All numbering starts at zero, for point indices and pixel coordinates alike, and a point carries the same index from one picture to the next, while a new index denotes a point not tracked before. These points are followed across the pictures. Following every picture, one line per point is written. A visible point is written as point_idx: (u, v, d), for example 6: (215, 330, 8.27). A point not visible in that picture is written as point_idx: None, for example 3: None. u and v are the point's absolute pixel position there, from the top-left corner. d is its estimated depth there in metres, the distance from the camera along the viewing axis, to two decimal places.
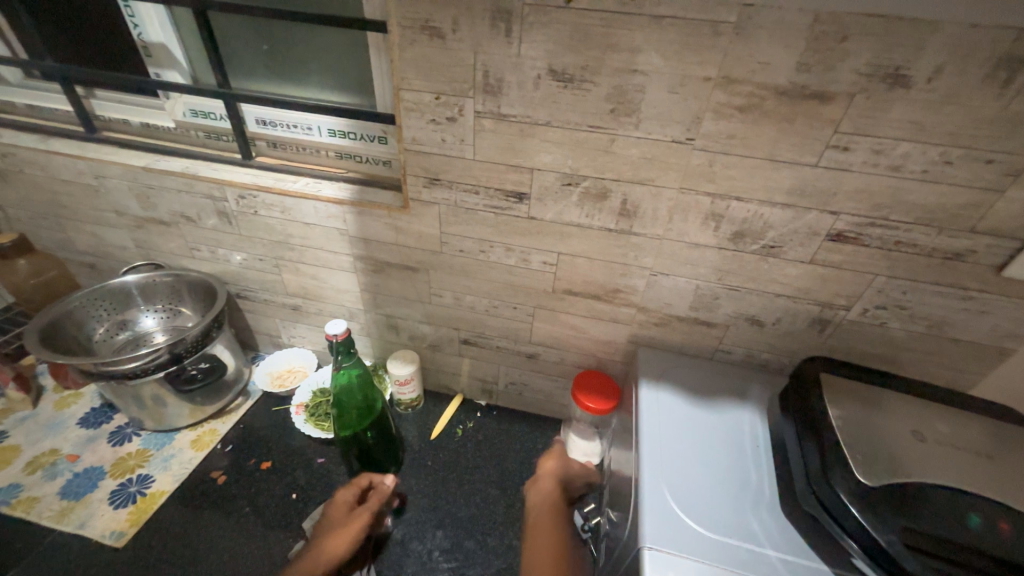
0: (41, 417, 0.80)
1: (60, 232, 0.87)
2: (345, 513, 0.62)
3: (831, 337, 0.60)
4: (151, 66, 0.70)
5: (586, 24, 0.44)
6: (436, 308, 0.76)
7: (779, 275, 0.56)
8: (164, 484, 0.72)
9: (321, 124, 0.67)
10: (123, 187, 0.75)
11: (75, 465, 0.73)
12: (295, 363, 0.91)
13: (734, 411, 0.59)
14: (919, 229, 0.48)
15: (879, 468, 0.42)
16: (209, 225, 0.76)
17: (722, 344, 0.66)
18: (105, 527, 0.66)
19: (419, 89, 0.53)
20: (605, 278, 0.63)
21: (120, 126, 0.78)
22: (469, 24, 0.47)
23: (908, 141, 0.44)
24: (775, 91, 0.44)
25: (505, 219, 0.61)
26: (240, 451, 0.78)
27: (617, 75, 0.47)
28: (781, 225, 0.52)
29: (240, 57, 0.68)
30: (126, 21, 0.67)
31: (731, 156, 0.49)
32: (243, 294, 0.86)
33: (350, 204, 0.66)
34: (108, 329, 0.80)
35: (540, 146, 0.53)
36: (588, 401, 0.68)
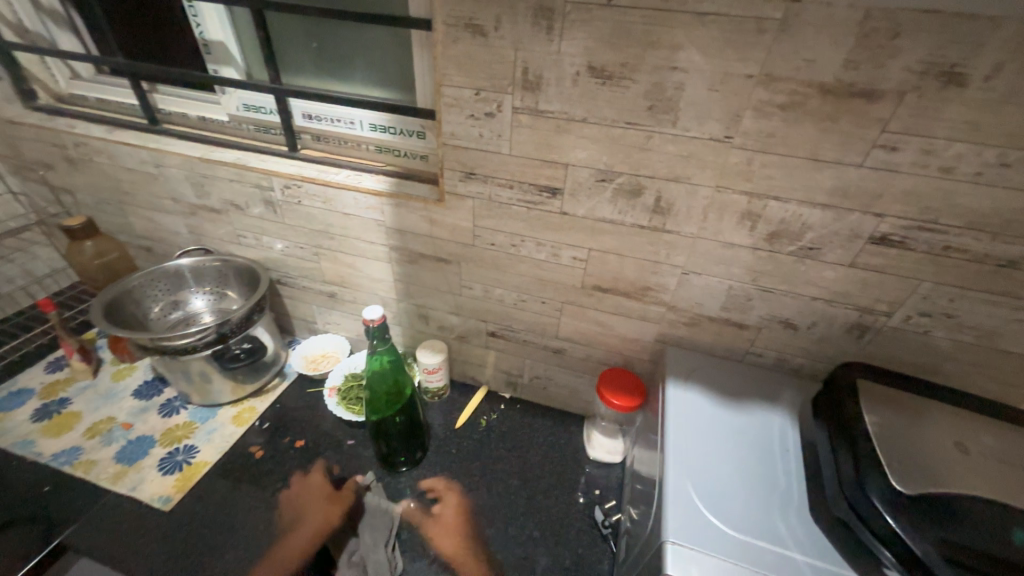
0: (100, 387, 0.86)
1: (121, 217, 0.93)
2: (318, 495, 0.71)
3: (870, 344, 0.58)
4: (209, 63, 0.75)
5: (628, 22, 0.45)
6: (466, 300, 0.78)
7: (817, 277, 0.55)
8: (207, 454, 0.77)
9: (363, 119, 0.70)
10: (180, 175, 0.80)
11: (129, 433, 0.79)
12: (329, 348, 0.95)
13: (763, 414, 0.58)
14: (971, 234, 0.47)
15: (915, 475, 0.40)
16: (256, 214, 0.80)
17: (753, 347, 0.65)
18: (155, 491, 0.71)
19: (459, 85, 0.54)
20: (635, 275, 0.63)
21: (179, 119, 0.83)
22: (511, 22, 0.48)
23: (962, 142, 0.42)
24: (820, 89, 0.43)
25: (538, 213, 0.62)
26: (276, 428, 0.82)
27: (656, 73, 0.47)
28: (821, 226, 0.51)
29: (291, 54, 0.71)
30: (190, 20, 0.71)
31: (771, 155, 0.48)
32: (284, 280, 0.91)
33: (388, 196, 0.68)
34: (163, 308, 0.86)
35: (575, 142, 0.54)
36: (614, 397, 0.68)
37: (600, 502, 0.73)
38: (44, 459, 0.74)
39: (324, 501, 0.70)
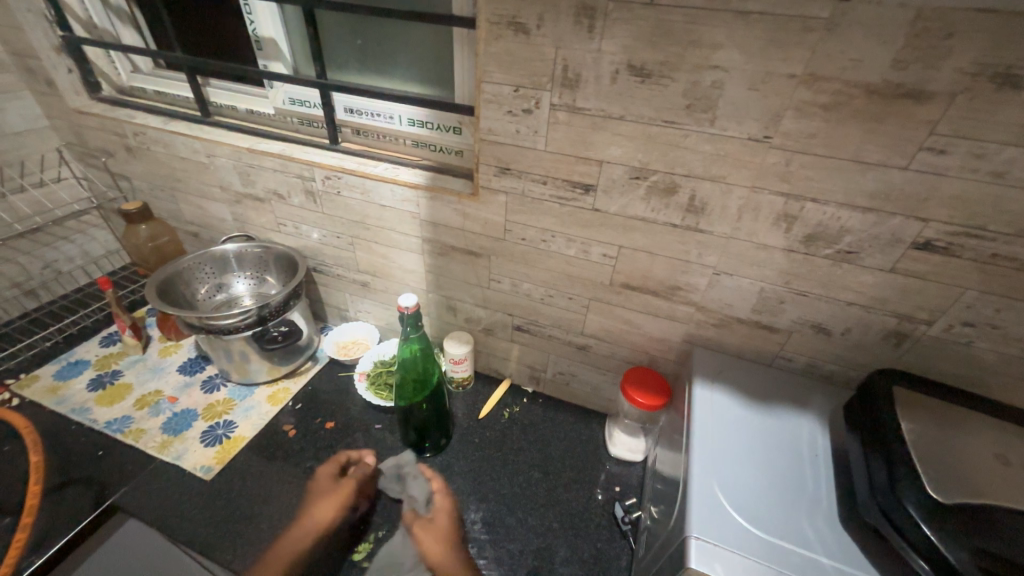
0: (149, 362, 0.92)
1: (172, 203, 0.99)
2: (327, 485, 0.72)
3: (908, 353, 0.57)
4: (260, 58, 0.79)
5: (669, 21, 0.45)
6: (493, 293, 0.79)
7: (854, 282, 0.54)
8: (245, 430, 0.81)
9: (402, 114, 0.73)
10: (228, 165, 0.85)
11: (174, 406, 0.84)
12: (359, 335, 0.98)
13: (793, 418, 0.57)
14: (1022, 242, 0.45)
15: (953, 486, 0.40)
16: (297, 203, 0.84)
17: (783, 351, 0.64)
18: (197, 461, 0.75)
19: (499, 82, 0.56)
20: (665, 274, 0.63)
21: (229, 111, 0.88)
22: (553, 20, 0.49)
23: (1015, 146, 0.41)
24: (865, 90, 0.43)
25: (570, 209, 0.63)
26: (308, 410, 0.85)
27: (695, 72, 0.47)
28: (860, 230, 0.50)
29: (337, 51, 0.74)
30: (244, 18, 0.75)
31: (811, 156, 0.48)
32: (319, 268, 0.94)
33: (424, 189, 0.70)
34: (209, 290, 0.91)
35: (610, 139, 0.55)
36: (638, 395, 0.68)
37: (621, 499, 0.73)
38: (98, 425, 0.79)
39: (331, 493, 0.70)
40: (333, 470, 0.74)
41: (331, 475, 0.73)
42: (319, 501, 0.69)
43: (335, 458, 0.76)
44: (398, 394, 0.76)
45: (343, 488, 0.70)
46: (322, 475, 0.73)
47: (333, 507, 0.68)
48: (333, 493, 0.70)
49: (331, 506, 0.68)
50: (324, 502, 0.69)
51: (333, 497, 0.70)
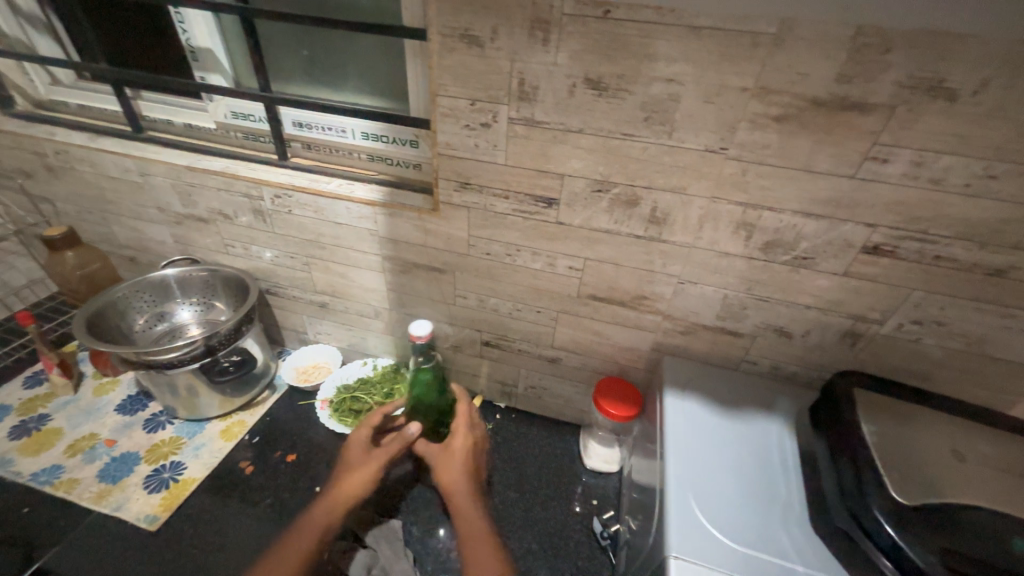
0: (82, 403, 0.83)
1: (104, 226, 0.91)
2: (361, 454, 0.64)
3: (863, 352, 0.59)
4: (196, 69, 0.73)
5: (624, 34, 0.45)
6: (460, 310, 0.77)
7: (811, 286, 0.56)
8: (195, 471, 0.74)
9: (355, 127, 0.69)
10: (165, 184, 0.78)
11: (113, 450, 0.76)
12: (320, 359, 0.93)
13: (761, 423, 0.58)
14: (960, 244, 0.47)
15: (915, 488, 0.41)
16: (245, 223, 0.79)
17: (748, 355, 0.65)
18: (140, 510, 0.68)
19: (455, 95, 0.54)
20: (631, 284, 0.63)
21: (164, 126, 0.81)
22: (507, 33, 0.48)
23: (951, 154, 0.43)
24: (812, 102, 0.44)
25: (534, 223, 0.62)
26: (266, 442, 0.80)
27: (652, 85, 0.47)
28: (814, 236, 0.52)
29: (281, 62, 0.70)
30: (176, 27, 0.70)
31: (766, 166, 0.49)
32: (273, 291, 0.89)
33: (382, 205, 0.67)
34: (147, 320, 0.83)
35: (571, 152, 0.54)
36: (610, 407, 0.68)
37: (598, 513, 0.73)
38: (22, 479, 0.71)
39: (363, 462, 0.63)
40: (367, 433, 0.66)
41: (364, 439, 0.65)
42: (347, 471, 0.62)
43: (369, 421, 0.67)
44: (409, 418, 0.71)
45: (379, 456, 0.63)
46: (356, 440, 0.65)
47: (363, 480, 0.61)
48: (364, 463, 0.62)
49: (363, 474, 0.61)
50: (352, 472, 0.62)
51: (363, 467, 0.62)
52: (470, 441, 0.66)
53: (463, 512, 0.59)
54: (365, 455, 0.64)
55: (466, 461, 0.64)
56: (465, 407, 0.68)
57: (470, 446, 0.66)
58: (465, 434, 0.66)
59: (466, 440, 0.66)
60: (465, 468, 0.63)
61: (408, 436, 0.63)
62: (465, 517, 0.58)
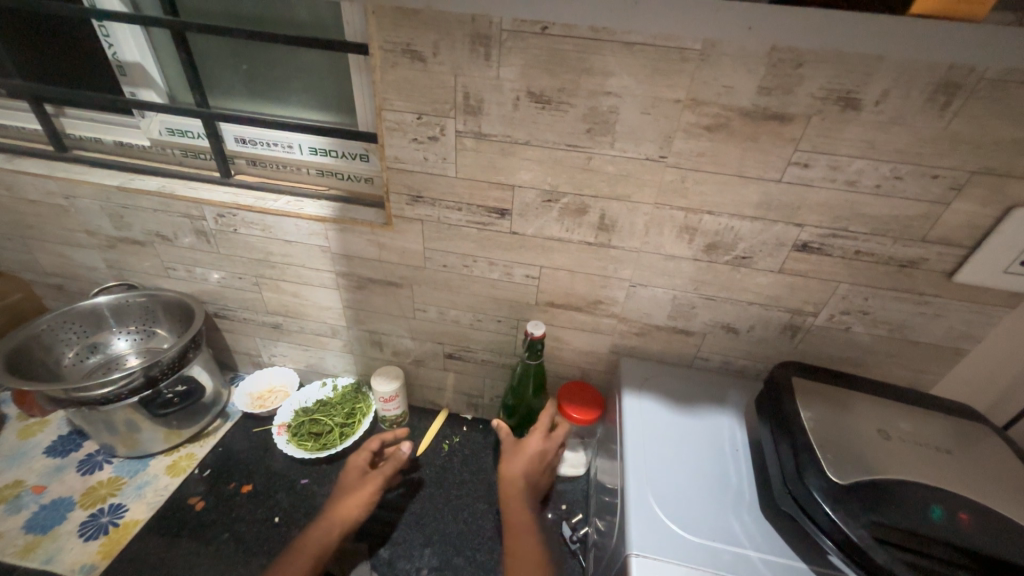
0: (4, 447, 0.76)
1: (25, 253, 0.84)
2: (358, 475, 0.66)
3: (802, 342, 0.63)
4: (125, 85, 0.69)
5: (562, 49, 0.47)
6: (420, 323, 0.76)
7: (751, 284, 0.59)
8: (138, 512, 0.69)
9: (301, 142, 0.68)
10: (94, 207, 0.73)
11: (41, 497, 0.70)
12: (275, 382, 0.89)
13: (714, 416, 0.60)
14: (876, 239, 0.52)
15: (848, 467, 0.44)
16: (186, 243, 0.75)
17: (700, 352, 0.68)
18: (75, 560, 0.63)
19: (401, 109, 0.54)
20: (586, 290, 0.65)
21: (91, 144, 0.76)
22: (449, 48, 0.48)
23: (862, 159, 0.47)
24: (739, 113, 0.47)
25: (488, 234, 0.62)
26: (219, 475, 0.75)
27: (592, 97, 0.49)
28: (751, 237, 0.55)
29: (220, 77, 0.68)
30: (100, 41, 0.66)
31: (703, 173, 0.51)
32: (221, 313, 0.84)
33: (332, 221, 0.66)
34: (78, 352, 0.77)
35: (520, 163, 0.55)
36: (574, 411, 0.69)
37: (567, 517, 0.73)
38: None
39: (365, 482, 0.65)
40: (364, 459, 0.68)
41: (362, 463, 0.68)
42: (346, 492, 0.64)
43: (367, 446, 0.70)
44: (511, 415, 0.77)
45: (376, 479, 0.65)
46: (354, 463, 0.68)
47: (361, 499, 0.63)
48: (360, 486, 0.64)
49: (363, 493, 0.63)
50: (353, 492, 0.63)
51: (362, 488, 0.64)
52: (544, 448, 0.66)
53: (515, 509, 0.59)
54: (362, 477, 0.66)
55: (534, 465, 0.64)
56: (548, 415, 0.68)
57: (543, 452, 0.65)
58: (542, 438, 0.66)
59: (541, 445, 0.65)
60: (529, 473, 0.63)
61: (402, 455, 0.70)
62: (517, 514, 0.59)
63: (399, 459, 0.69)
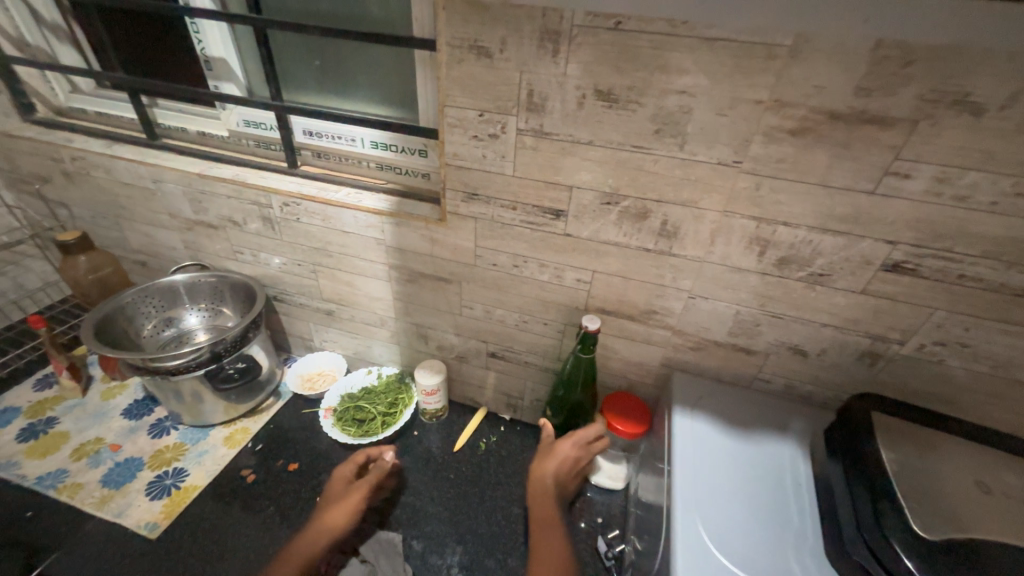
0: (89, 406, 0.84)
1: (117, 231, 0.92)
2: (342, 486, 0.66)
3: (882, 372, 0.57)
4: (210, 79, 0.74)
5: (634, 45, 0.44)
6: (466, 320, 0.76)
7: (826, 304, 0.54)
8: (197, 478, 0.74)
9: (364, 136, 0.70)
10: (177, 191, 0.79)
11: (117, 455, 0.76)
12: (325, 366, 0.92)
13: (773, 445, 0.56)
14: (985, 263, 0.45)
15: (938, 522, 0.39)
16: (253, 229, 0.79)
17: (761, 373, 0.63)
18: (141, 517, 0.68)
19: (463, 106, 0.53)
20: (641, 298, 0.62)
21: (178, 134, 0.82)
22: (516, 44, 0.47)
23: (977, 171, 0.41)
24: (830, 116, 0.42)
25: (541, 234, 0.61)
26: (269, 450, 0.79)
27: (663, 97, 0.46)
28: (831, 253, 0.50)
29: (293, 71, 0.71)
30: (191, 38, 0.71)
31: (781, 180, 0.47)
32: (281, 297, 0.89)
33: (389, 214, 0.67)
34: (155, 325, 0.84)
35: (580, 163, 0.53)
36: (618, 422, 0.66)
37: (603, 532, 0.71)
38: (28, 483, 0.71)
39: (348, 490, 0.64)
40: (349, 471, 0.68)
41: (347, 475, 0.67)
42: (331, 504, 0.62)
43: (352, 458, 0.70)
44: (555, 408, 0.75)
45: (360, 488, 0.64)
46: (340, 474, 0.67)
47: (347, 509, 0.61)
48: (345, 496, 0.63)
49: (348, 504, 0.62)
50: (336, 503, 0.62)
51: (347, 497, 0.63)
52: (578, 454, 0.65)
53: (542, 506, 0.60)
54: (346, 487, 0.65)
55: (565, 468, 0.64)
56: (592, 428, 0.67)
57: (576, 458, 0.65)
58: (575, 445, 0.66)
59: (574, 452, 0.65)
60: (560, 473, 0.63)
61: (385, 464, 0.69)
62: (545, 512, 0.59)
63: (382, 466, 0.69)
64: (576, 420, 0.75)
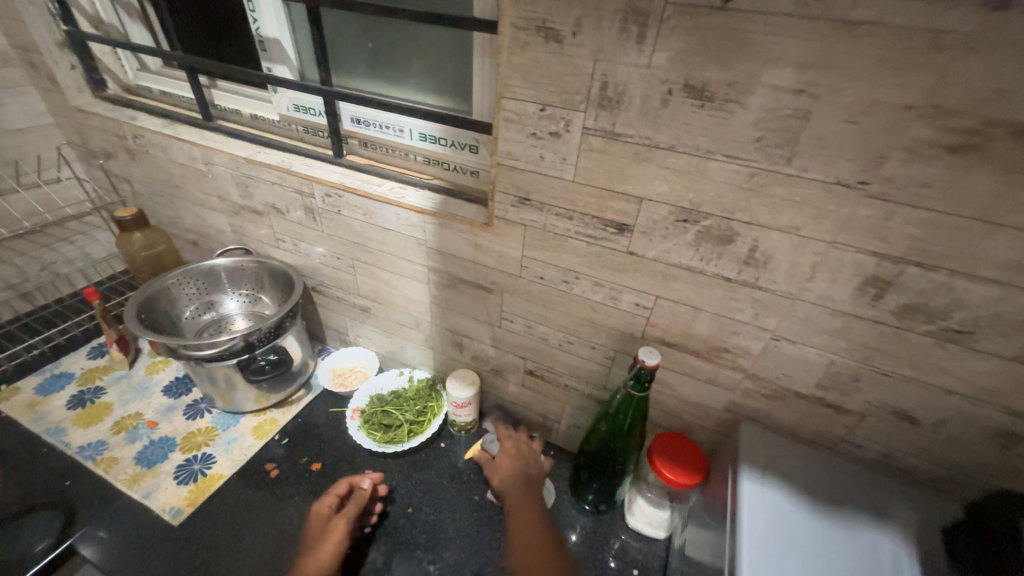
0: (134, 379, 0.86)
1: (173, 210, 0.94)
2: (322, 522, 0.62)
3: (1022, 459, 0.45)
4: (264, 60, 0.72)
5: (744, 30, 0.35)
6: (505, 333, 0.69)
7: (958, 366, 0.43)
8: (223, 467, 0.73)
9: (413, 127, 0.64)
10: (226, 174, 0.78)
11: (152, 432, 0.77)
12: (357, 362, 0.90)
13: (868, 534, 0.45)
14: None
15: None
16: (296, 218, 0.76)
17: (851, 436, 0.52)
18: (166, 501, 0.68)
19: (523, 98, 0.46)
20: (710, 333, 0.53)
21: (233, 116, 0.81)
22: (594, 26, 0.40)
23: None
24: (1012, 130, 0.32)
25: (599, 250, 0.53)
26: (295, 445, 0.77)
27: (773, 96, 0.37)
28: (978, 306, 0.39)
29: (346, 55, 0.67)
30: (248, 16, 0.68)
31: (920, 211, 0.37)
32: (318, 288, 0.86)
33: (432, 215, 0.61)
34: (196, 308, 0.84)
35: (655, 173, 0.45)
36: (666, 469, 0.57)
37: None
38: (70, 450, 0.73)
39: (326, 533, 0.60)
40: (328, 506, 0.63)
41: (325, 511, 0.63)
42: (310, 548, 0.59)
43: (332, 489, 0.65)
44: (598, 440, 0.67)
45: (339, 526, 0.61)
46: (317, 513, 0.63)
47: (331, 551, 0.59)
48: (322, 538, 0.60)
49: (330, 545, 0.59)
50: (318, 549, 0.59)
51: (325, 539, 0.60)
52: (521, 453, 0.72)
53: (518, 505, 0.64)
54: (326, 527, 0.61)
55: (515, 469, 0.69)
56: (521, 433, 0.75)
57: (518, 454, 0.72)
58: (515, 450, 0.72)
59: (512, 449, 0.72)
60: (519, 477, 0.68)
61: (362, 495, 0.65)
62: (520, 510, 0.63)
63: (360, 497, 0.65)
64: (618, 455, 0.66)
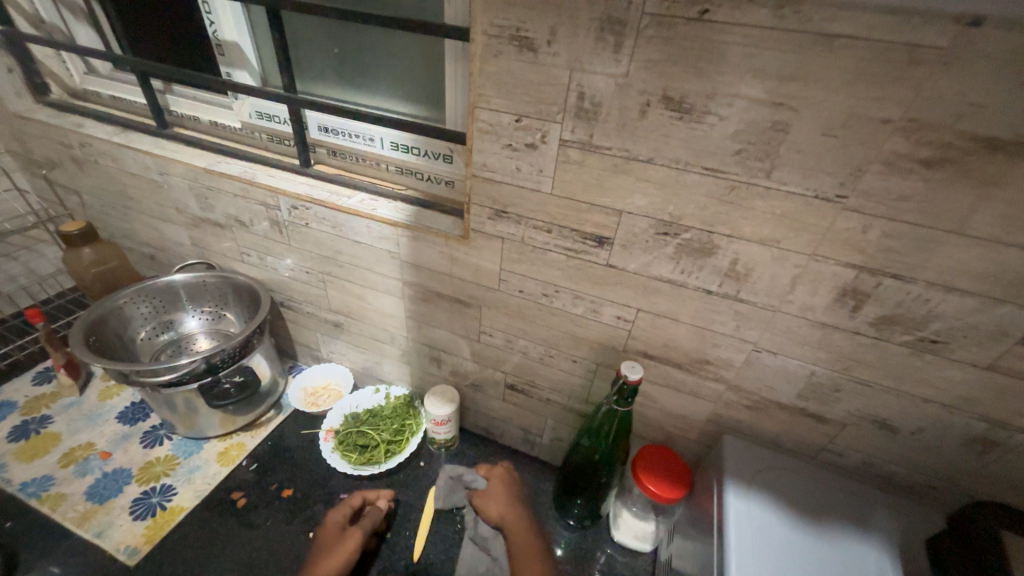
0: (85, 406, 0.80)
1: (126, 222, 0.88)
2: (335, 530, 0.60)
3: (996, 463, 0.45)
4: (222, 65, 0.68)
5: (723, 42, 0.34)
6: (484, 347, 0.67)
7: (934, 376, 0.43)
8: (185, 499, 0.68)
9: (384, 136, 0.62)
10: (184, 185, 0.73)
11: (105, 464, 0.71)
12: (331, 380, 0.86)
13: (855, 548, 0.45)
14: None
15: None
16: (261, 231, 0.72)
17: (832, 444, 0.52)
18: (121, 540, 0.63)
19: (497, 109, 0.45)
20: (693, 346, 0.52)
21: (190, 123, 0.76)
22: (569, 35, 0.38)
23: None
24: (985, 145, 0.32)
25: (579, 263, 0.51)
26: (265, 470, 0.73)
27: (751, 108, 0.36)
28: (953, 317, 0.39)
29: (311, 60, 0.64)
30: (204, 18, 0.64)
31: (897, 224, 0.37)
32: (288, 303, 0.82)
33: (405, 227, 0.59)
34: (152, 328, 0.79)
35: (634, 185, 0.44)
36: (649, 481, 0.56)
37: None
38: (11, 488, 0.67)
39: (337, 545, 0.57)
40: (344, 514, 0.62)
41: (340, 519, 0.61)
42: (321, 554, 0.56)
43: (348, 500, 0.64)
44: (583, 454, 0.65)
45: (356, 534, 0.59)
46: (332, 519, 0.61)
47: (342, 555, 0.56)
48: (338, 544, 0.57)
49: (342, 551, 0.56)
50: (330, 552, 0.56)
51: (340, 546, 0.57)
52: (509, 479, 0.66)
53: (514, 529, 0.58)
54: (340, 534, 0.59)
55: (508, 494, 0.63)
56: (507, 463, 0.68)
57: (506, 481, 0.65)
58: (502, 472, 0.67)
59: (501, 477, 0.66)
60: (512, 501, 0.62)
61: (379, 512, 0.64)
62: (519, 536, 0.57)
63: (377, 512, 0.64)
64: (603, 470, 0.65)
